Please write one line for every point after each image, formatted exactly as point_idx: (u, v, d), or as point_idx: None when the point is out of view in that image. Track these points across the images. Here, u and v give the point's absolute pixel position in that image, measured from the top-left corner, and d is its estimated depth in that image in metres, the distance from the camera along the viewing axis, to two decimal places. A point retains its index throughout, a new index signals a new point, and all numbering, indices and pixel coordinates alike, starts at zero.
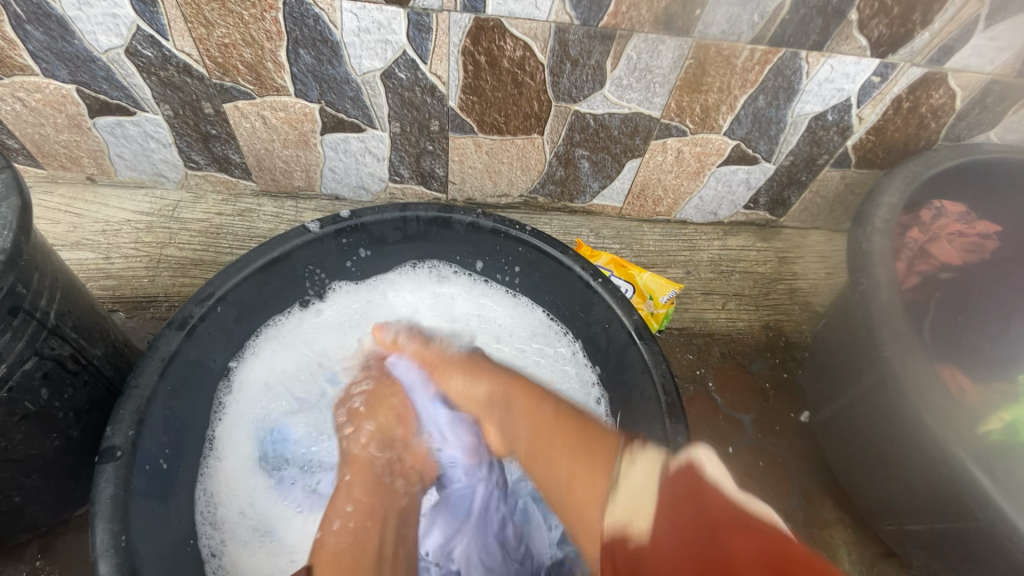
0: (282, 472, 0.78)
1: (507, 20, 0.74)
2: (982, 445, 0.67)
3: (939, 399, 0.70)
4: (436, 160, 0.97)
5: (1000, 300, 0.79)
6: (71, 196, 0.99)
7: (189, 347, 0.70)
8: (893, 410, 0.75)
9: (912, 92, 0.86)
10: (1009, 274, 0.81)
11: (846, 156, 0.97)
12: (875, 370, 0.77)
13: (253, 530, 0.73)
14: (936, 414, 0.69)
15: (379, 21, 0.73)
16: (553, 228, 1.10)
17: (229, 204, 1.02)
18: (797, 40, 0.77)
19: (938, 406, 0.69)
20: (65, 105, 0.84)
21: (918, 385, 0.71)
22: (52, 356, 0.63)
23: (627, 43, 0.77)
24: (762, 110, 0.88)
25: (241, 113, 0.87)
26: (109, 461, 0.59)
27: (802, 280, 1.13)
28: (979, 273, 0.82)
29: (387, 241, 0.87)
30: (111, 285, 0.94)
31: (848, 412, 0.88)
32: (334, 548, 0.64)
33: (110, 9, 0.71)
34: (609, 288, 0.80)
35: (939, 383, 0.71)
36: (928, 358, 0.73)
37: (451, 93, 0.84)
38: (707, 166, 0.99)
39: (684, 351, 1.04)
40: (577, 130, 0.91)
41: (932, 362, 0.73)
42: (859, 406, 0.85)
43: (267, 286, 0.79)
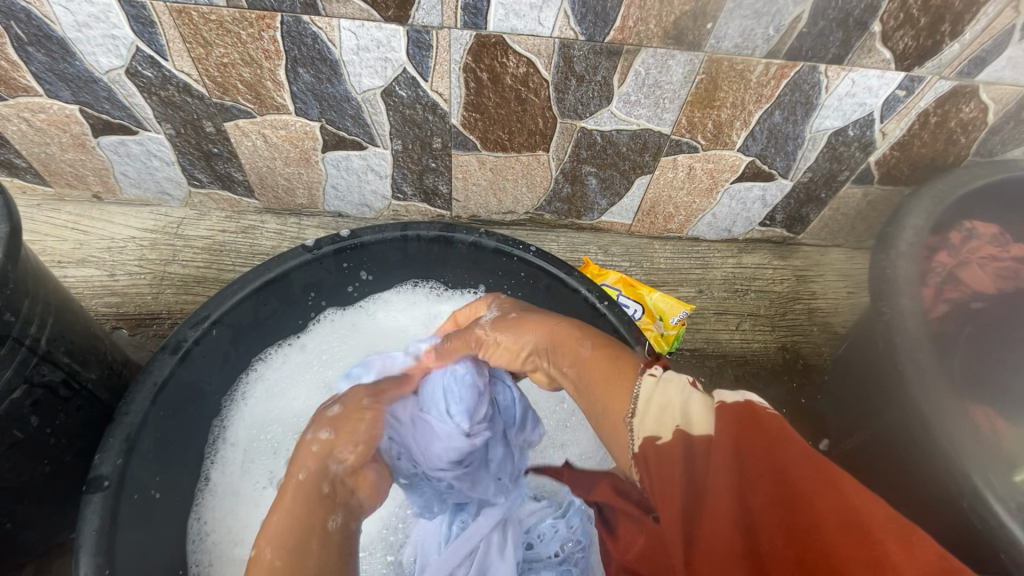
0: (263, 476, 0.74)
1: (510, 37, 0.72)
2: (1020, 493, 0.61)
3: (971, 437, 0.65)
4: (440, 178, 0.95)
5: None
6: (77, 213, 0.99)
7: (183, 371, 0.69)
8: (919, 446, 0.70)
9: (940, 106, 0.81)
10: None
11: (869, 172, 0.92)
12: (900, 404, 0.73)
13: (235, 544, 0.70)
14: (967, 455, 0.64)
15: (377, 38, 0.72)
16: (560, 246, 1.06)
17: (232, 221, 1.01)
18: (816, 54, 0.73)
19: (967, 445, 0.65)
20: (69, 125, 0.84)
21: (944, 423, 0.66)
22: (42, 383, 0.61)
23: (635, 58, 0.74)
24: (778, 126, 0.84)
25: (243, 132, 0.86)
26: (96, 491, 0.58)
27: (821, 300, 1.07)
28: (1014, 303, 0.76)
29: (388, 261, 0.85)
30: (116, 302, 0.94)
31: (874, 444, 0.82)
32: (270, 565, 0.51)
33: (109, 31, 0.71)
34: (616, 311, 0.78)
35: (970, 423, 0.66)
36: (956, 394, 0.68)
37: (453, 110, 0.82)
38: (720, 183, 0.95)
39: (696, 374, 1.00)
40: (584, 146, 0.88)
41: (961, 400, 0.68)
42: (881, 440, 0.80)
43: (265, 306, 0.77)
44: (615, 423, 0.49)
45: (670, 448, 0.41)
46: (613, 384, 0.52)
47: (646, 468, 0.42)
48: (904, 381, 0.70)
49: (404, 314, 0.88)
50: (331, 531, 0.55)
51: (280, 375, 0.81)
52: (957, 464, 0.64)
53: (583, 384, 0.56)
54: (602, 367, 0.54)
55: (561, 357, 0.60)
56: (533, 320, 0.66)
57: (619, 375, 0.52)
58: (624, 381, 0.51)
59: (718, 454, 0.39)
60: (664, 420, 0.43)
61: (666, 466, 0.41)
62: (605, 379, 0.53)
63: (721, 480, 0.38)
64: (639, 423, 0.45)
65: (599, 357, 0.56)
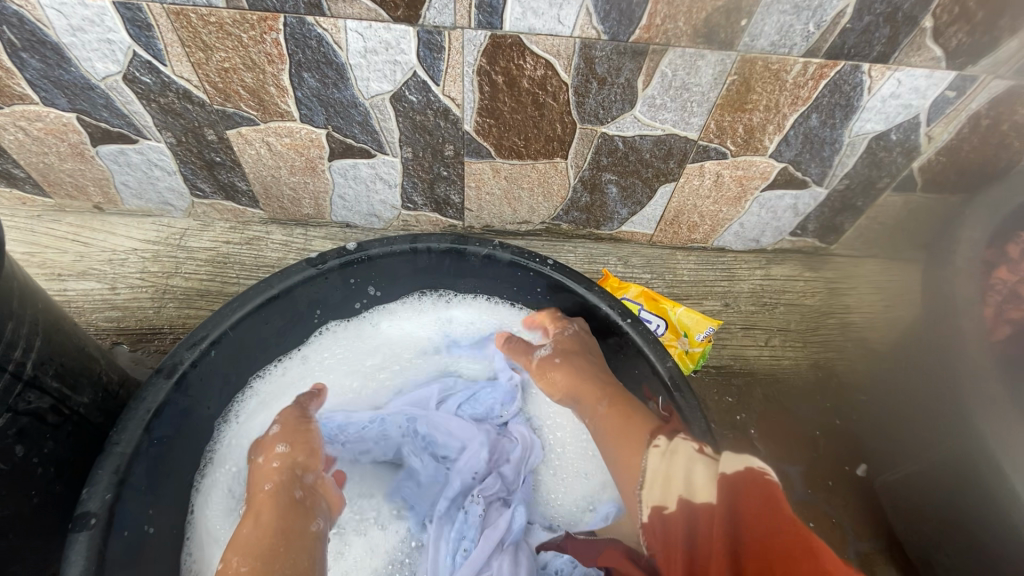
0: None
1: (527, 37, 0.67)
2: None
3: None
4: (451, 187, 0.90)
5: None
6: (78, 224, 0.96)
7: (179, 396, 0.64)
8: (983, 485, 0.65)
9: (993, 107, 0.75)
10: None
11: (911, 179, 0.86)
12: (964, 439, 0.67)
13: None
14: None
15: (386, 40, 0.67)
16: (578, 257, 1.01)
17: (237, 232, 0.98)
18: (859, 52, 0.68)
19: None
20: (67, 134, 0.81)
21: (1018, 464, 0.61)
22: (29, 411, 0.57)
23: (661, 58, 0.69)
24: (815, 130, 0.78)
25: (246, 140, 0.82)
26: (82, 530, 0.53)
27: (855, 314, 1.01)
28: None
29: (396, 276, 0.81)
30: (116, 317, 0.90)
31: (934, 473, 0.76)
32: (246, 542, 0.55)
33: (105, 35, 0.67)
34: (640, 329, 0.72)
35: None
36: None
37: (467, 116, 0.77)
38: (749, 191, 0.89)
39: (722, 393, 0.94)
40: (605, 152, 0.83)
41: None
42: (942, 471, 0.74)
43: (266, 325, 0.73)
44: (627, 469, 0.56)
45: (674, 516, 0.46)
46: (627, 439, 0.58)
47: (653, 535, 0.47)
48: (976, 416, 0.64)
49: (414, 326, 0.85)
50: (318, 531, 0.60)
51: (279, 394, 0.76)
52: None
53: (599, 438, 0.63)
54: (620, 418, 0.62)
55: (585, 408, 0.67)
56: (584, 364, 0.70)
57: (628, 430, 0.59)
58: (637, 440, 0.57)
59: (716, 523, 0.43)
60: (666, 489, 0.49)
61: (674, 539, 0.45)
62: (619, 428, 0.60)
63: (717, 543, 0.42)
64: (648, 493, 0.50)
65: (616, 412, 0.63)
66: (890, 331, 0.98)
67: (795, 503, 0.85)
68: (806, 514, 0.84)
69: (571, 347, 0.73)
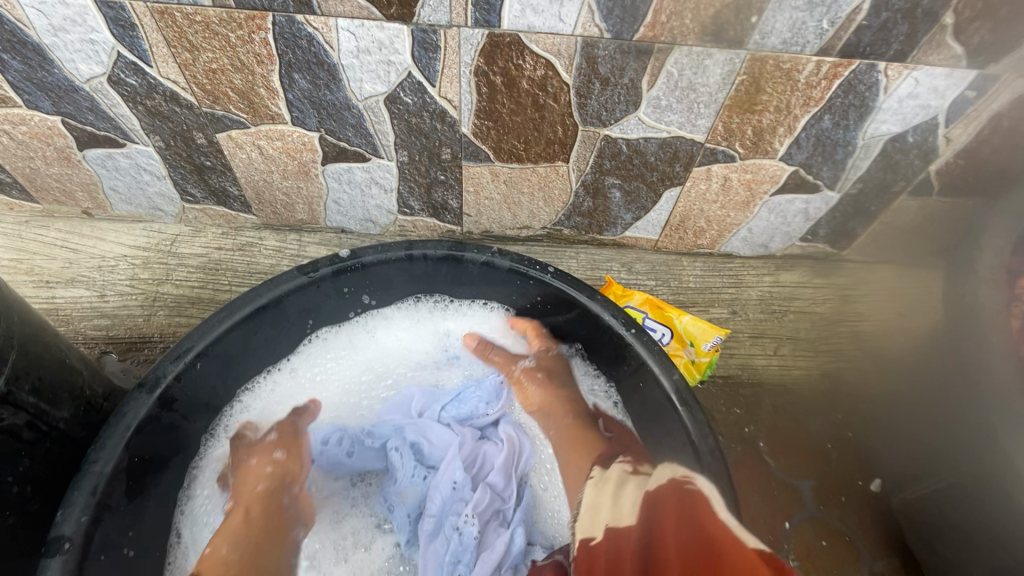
0: None
1: (526, 35, 0.64)
2: None
3: None
4: (449, 192, 0.87)
5: None
6: (67, 230, 0.93)
7: (162, 411, 0.62)
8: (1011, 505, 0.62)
9: (1015, 108, 0.72)
10: None
11: (927, 182, 0.83)
12: (990, 458, 0.63)
13: None
14: None
15: (379, 39, 0.64)
16: (580, 263, 0.98)
17: (229, 238, 0.95)
18: (875, 50, 0.64)
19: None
20: (52, 137, 0.79)
21: None
22: (2, 428, 0.55)
23: (667, 58, 0.66)
24: (827, 132, 0.75)
25: (236, 143, 0.79)
26: (55, 556, 0.51)
27: (868, 322, 0.97)
28: None
29: (391, 284, 0.77)
30: (105, 325, 0.87)
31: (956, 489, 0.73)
32: (233, 532, 0.59)
33: (87, 35, 0.65)
34: (645, 341, 0.69)
35: None
36: None
37: (464, 118, 0.74)
38: (758, 195, 0.86)
39: (730, 404, 0.90)
40: (608, 155, 0.80)
41: None
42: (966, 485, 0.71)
43: (255, 335, 0.70)
44: (570, 478, 0.65)
45: (599, 546, 0.43)
46: (575, 457, 0.66)
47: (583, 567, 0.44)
48: (1001, 435, 0.61)
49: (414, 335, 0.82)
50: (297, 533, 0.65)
51: (268, 406, 0.74)
52: None
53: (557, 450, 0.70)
54: (577, 439, 0.68)
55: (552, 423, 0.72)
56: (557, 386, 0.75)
57: (583, 446, 0.66)
58: (583, 463, 0.64)
59: (634, 542, 0.40)
60: (593, 520, 0.46)
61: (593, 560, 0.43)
62: (573, 446, 0.67)
63: (633, 557, 0.40)
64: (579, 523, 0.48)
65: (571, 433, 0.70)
66: (906, 340, 0.94)
67: (805, 519, 0.82)
68: (817, 531, 0.81)
69: (552, 370, 0.77)
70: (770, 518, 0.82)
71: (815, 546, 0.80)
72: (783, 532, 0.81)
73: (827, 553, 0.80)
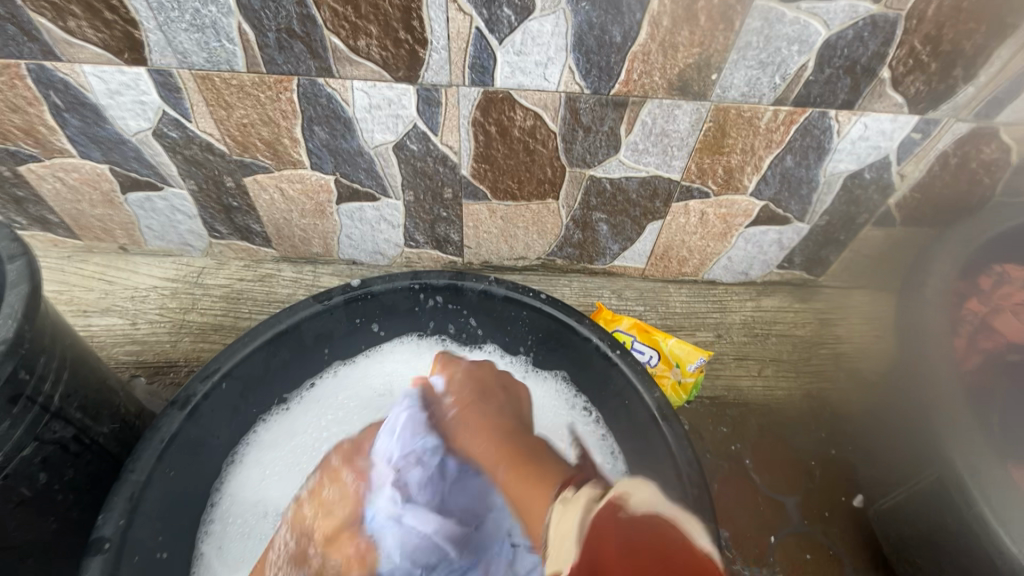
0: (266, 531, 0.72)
1: (516, 92, 0.73)
2: None
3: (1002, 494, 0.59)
4: (451, 226, 0.96)
5: None
6: (104, 264, 1.03)
7: (190, 427, 0.69)
8: (943, 501, 0.65)
9: (959, 148, 0.80)
10: None
11: (889, 215, 0.90)
12: (933, 465, 0.66)
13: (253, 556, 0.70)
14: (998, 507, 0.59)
15: (389, 97, 0.74)
16: (573, 291, 1.05)
17: (251, 269, 1.04)
18: (825, 101, 0.73)
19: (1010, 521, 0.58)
20: (99, 183, 0.89)
21: (977, 477, 0.61)
22: (53, 440, 0.62)
23: (641, 109, 0.75)
24: (791, 170, 0.83)
25: (261, 186, 0.89)
26: (97, 553, 0.58)
27: (847, 344, 1.03)
28: None
29: (397, 311, 0.85)
30: (135, 350, 0.95)
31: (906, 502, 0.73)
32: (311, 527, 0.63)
33: (138, 97, 0.75)
34: (629, 361, 0.76)
35: (1004, 477, 0.60)
36: (994, 449, 0.62)
37: (463, 161, 0.83)
38: (734, 227, 0.94)
39: (717, 424, 0.96)
40: (594, 194, 0.89)
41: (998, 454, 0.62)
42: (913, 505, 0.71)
43: (275, 358, 0.77)
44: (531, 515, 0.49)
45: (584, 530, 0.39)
46: (535, 489, 0.51)
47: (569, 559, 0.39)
48: (935, 435, 0.64)
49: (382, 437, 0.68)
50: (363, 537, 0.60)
51: (280, 430, 0.79)
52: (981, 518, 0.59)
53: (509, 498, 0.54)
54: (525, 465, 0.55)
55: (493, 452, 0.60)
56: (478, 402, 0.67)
57: (533, 481, 0.52)
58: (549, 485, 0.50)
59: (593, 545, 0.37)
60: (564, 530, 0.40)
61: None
62: (521, 476, 0.54)
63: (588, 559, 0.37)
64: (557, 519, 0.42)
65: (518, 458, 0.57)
66: None
67: (790, 534, 0.86)
68: (802, 545, 0.85)
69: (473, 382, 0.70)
70: (756, 532, 0.86)
71: (800, 559, 0.84)
72: (769, 546, 0.85)
73: (812, 566, 0.84)
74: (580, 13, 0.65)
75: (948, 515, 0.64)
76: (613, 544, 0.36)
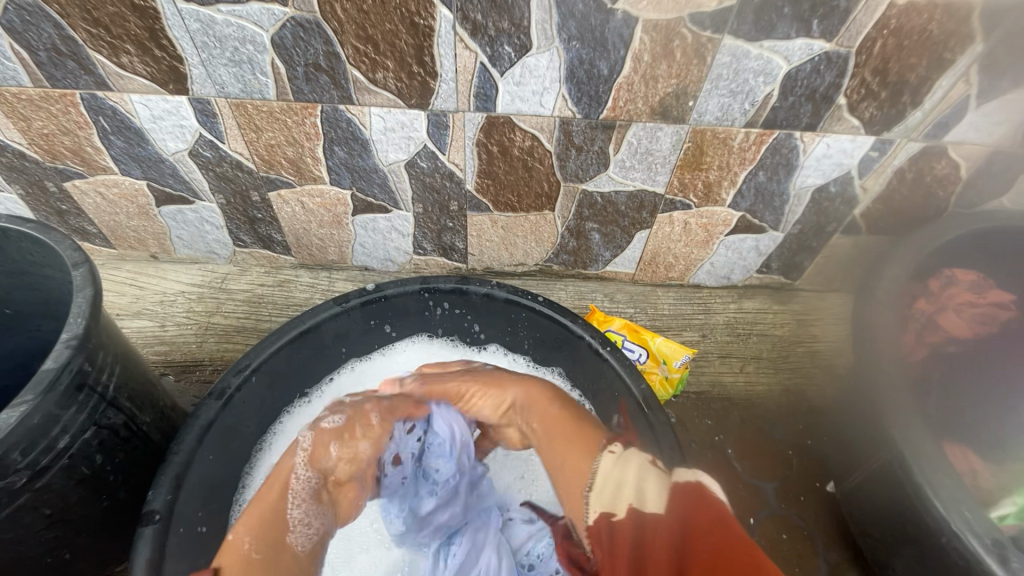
0: None
1: (516, 116, 0.82)
2: (985, 525, 0.64)
3: (943, 472, 0.67)
4: (456, 235, 1.05)
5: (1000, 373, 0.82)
6: (136, 271, 1.11)
7: (225, 415, 0.77)
8: (892, 480, 0.72)
9: (914, 164, 0.89)
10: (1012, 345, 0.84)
11: (855, 224, 0.99)
12: (882, 449, 0.74)
13: None
14: (942, 482, 0.66)
15: (402, 121, 0.83)
16: (568, 294, 1.14)
17: (271, 275, 1.12)
18: (790, 123, 0.82)
19: (950, 500, 0.65)
20: (137, 197, 0.98)
21: (922, 457, 0.69)
22: (108, 425, 0.69)
23: (627, 131, 0.84)
24: (763, 184, 0.92)
25: (283, 200, 0.98)
26: (149, 524, 0.65)
27: (822, 343, 1.11)
28: (987, 343, 0.84)
29: (408, 313, 0.94)
30: (164, 350, 1.03)
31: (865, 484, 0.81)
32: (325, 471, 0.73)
33: (178, 121, 0.84)
34: (618, 357, 0.85)
35: (944, 460, 0.68)
36: (932, 435, 0.71)
37: (468, 177, 0.92)
38: (715, 235, 1.03)
39: (702, 416, 1.04)
40: (586, 206, 0.98)
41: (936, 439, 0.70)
42: (872, 487, 0.79)
43: (299, 355, 0.86)
44: (570, 474, 0.64)
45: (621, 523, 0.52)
46: (576, 453, 0.65)
47: (598, 538, 0.53)
48: (884, 420, 0.72)
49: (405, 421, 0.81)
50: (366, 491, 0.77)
51: (304, 422, 0.87)
52: (923, 494, 0.67)
53: (547, 440, 0.70)
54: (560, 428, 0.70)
55: (532, 413, 0.74)
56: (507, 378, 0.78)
57: (580, 438, 0.67)
58: (588, 449, 0.65)
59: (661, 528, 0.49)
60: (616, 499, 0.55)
61: (619, 540, 0.51)
62: (566, 440, 0.68)
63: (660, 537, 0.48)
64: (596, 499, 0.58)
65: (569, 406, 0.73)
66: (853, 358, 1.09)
67: (768, 516, 0.94)
68: (779, 527, 0.93)
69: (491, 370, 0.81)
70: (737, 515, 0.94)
71: (777, 539, 0.92)
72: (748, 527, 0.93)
73: (788, 545, 0.92)
74: (572, 50, 0.74)
75: (898, 492, 0.72)
76: (694, 515, 0.48)
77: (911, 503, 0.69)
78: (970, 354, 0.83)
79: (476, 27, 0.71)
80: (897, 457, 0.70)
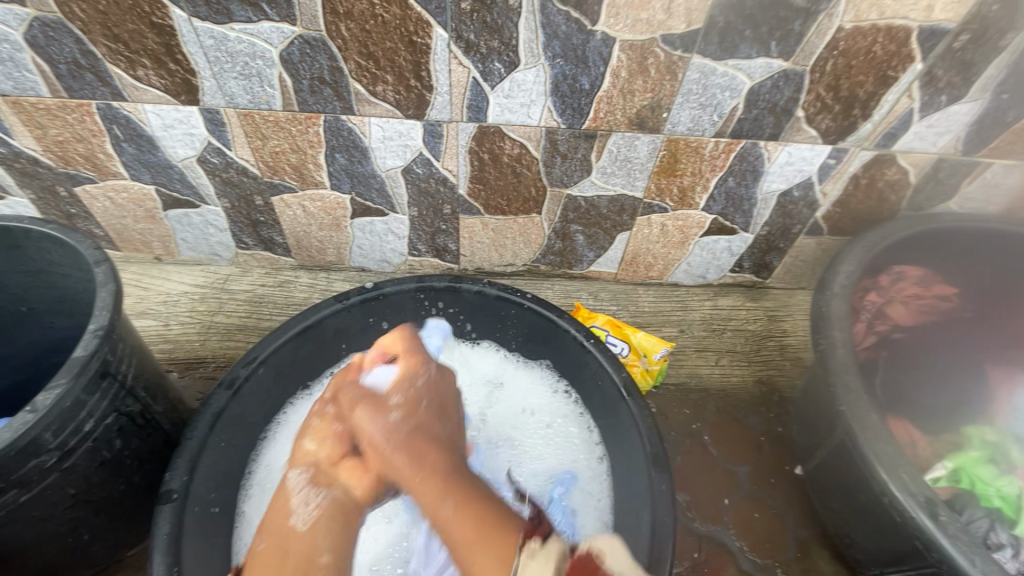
0: None
1: (505, 126, 0.89)
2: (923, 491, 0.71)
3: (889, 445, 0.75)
4: (449, 237, 1.11)
5: (937, 360, 0.94)
6: (140, 272, 1.16)
7: (235, 403, 0.82)
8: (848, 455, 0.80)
9: (868, 171, 0.97)
10: (949, 336, 0.97)
11: (818, 225, 1.08)
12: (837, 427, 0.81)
13: None
14: (888, 455, 0.74)
15: (399, 130, 0.90)
16: (555, 293, 1.21)
17: (271, 276, 1.18)
18: (755, 134, 0.90)
19: (891, 465, 0.73)
20: (145, 202, 1.03)
21: (871, 433, 0.76)
22: (127, 412, 0.74)
23: (608, 140, 0.91)
24: (733, 189, 1.00)
25: (286, 204, 1.03)
26: (167, 502, 0.70)
27: (792, 337, 1.19)
28: (927, 331, 0.96)
29: (405, 310, 1.00)
30: (168, 347, 1.07)
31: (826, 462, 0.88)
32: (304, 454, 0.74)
33: (188, 130, 0.89)
34: (601, 348, 0.91)
35: (888, 434, 0.76)
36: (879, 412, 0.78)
37: (461, 182, 0.99)
38: (690, 237, 1.11)
39: (680, 406, 1.11)
40: (571, 209, 1.05)
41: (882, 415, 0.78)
42: (831, 463, 0.86)
43: (302, 349, 0.91)
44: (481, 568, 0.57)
45: None
46: (490, 546, 0.58)
47: None
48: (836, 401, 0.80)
49: None
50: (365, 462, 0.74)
51: (307, 412, 0.93)
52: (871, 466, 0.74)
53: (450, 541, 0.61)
54: (469, 506, 0.63)
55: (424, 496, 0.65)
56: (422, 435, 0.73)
57: (496, 530, 0.59)
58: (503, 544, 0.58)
59: None
60: None
61: None
62: (474, 530, 0.60)
63: None
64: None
65: (467, 500, 0.64)
66: None
67: (742, 497, 1.01)
68: (752, 506, 1.00)
69: (410, 408, 0.76)
70: (713, 496, 1.01)
71: (750, 517, 0.99)
72: (723, 507, 1.00)
73: (759, 523, 0.99)
74: (556, 67, 0.81)
75: (852, 466, 0.79)
76: None
77: (862, 475, 0.77)
78: (913, 345, 0.95)
79: (468, 45, 0.78)
80: (848, 434, 0.78)
